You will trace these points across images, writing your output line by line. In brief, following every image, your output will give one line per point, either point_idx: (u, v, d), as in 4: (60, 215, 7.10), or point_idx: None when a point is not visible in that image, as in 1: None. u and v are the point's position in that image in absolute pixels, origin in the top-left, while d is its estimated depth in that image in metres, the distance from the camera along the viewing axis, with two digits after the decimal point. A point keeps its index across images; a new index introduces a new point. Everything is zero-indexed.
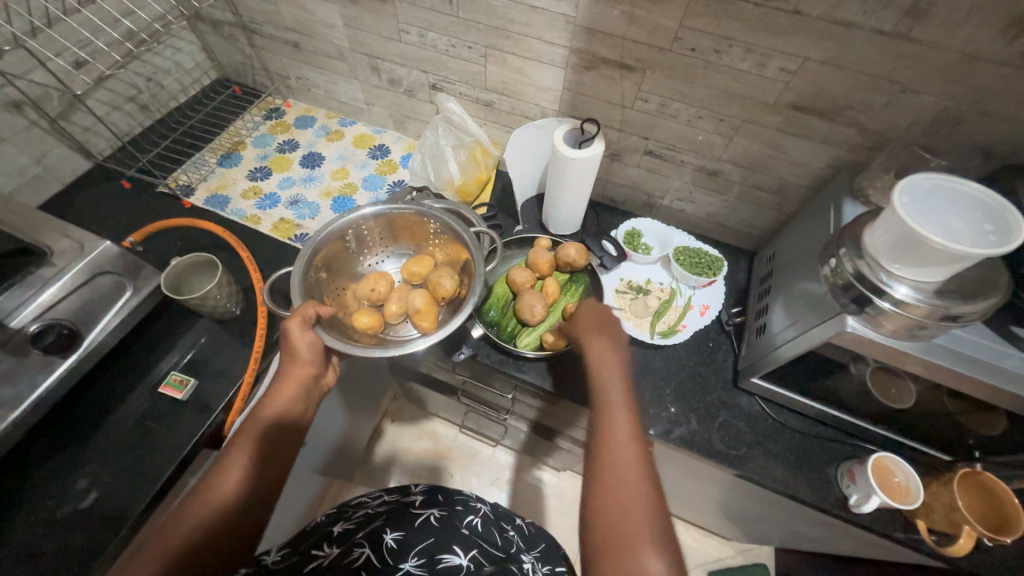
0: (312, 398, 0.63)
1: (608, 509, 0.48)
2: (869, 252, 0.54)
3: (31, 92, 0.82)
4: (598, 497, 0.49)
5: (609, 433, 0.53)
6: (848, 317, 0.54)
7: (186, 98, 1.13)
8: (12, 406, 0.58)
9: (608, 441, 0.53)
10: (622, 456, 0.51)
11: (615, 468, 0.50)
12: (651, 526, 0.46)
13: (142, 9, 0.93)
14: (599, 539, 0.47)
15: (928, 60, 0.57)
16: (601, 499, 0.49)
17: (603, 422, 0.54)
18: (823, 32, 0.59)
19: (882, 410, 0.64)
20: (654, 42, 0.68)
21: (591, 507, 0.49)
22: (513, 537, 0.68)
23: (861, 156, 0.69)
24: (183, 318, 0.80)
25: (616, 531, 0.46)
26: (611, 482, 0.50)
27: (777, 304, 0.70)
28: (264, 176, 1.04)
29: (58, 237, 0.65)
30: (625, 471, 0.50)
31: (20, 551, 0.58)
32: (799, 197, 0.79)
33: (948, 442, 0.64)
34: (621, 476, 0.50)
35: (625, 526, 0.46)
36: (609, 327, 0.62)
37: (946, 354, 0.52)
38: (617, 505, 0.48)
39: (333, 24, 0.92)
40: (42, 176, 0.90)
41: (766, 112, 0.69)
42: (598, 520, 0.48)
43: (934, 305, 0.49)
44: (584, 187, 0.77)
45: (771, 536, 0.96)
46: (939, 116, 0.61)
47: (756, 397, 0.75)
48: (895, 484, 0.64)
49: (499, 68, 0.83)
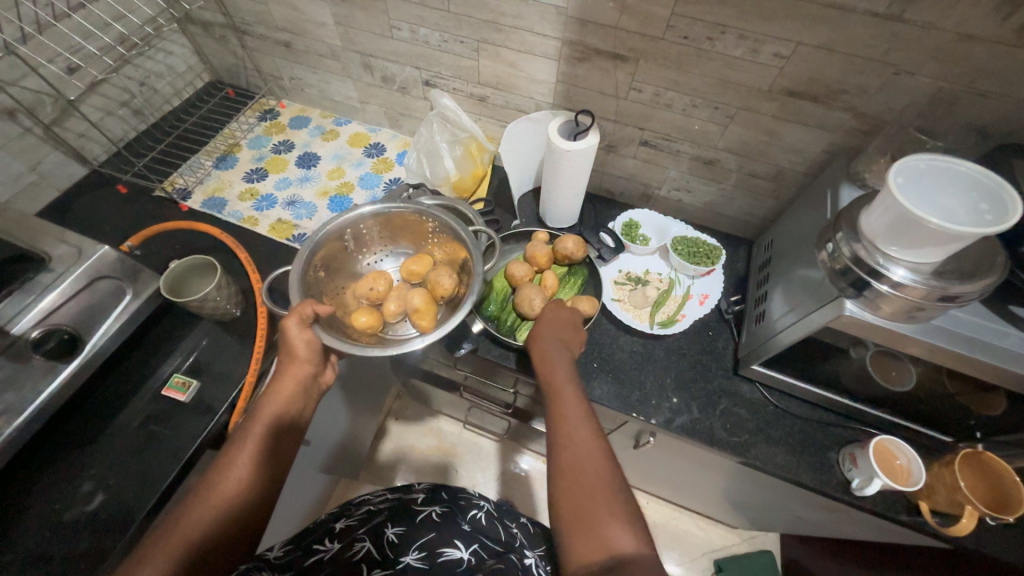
0: (310, 396, 0.64)
1: (572, 488, 0.48)
2: (866, 234, 0.54)
3: (24, 99, 0.82)
4: (562, 477, 0.50)
5: (564, 414, 0.54)
6: (845, 300, 0.54)
7: (180, 102, 1.13)
8: (16, 412, 0.58)
9: (564, 421, 0.53)
10: (581, 436, 0.52)
11: (575, 447, 0.51)
12: (615, 498, 0.47)
13: (132, 12, 0.93)
14: (568, 518, 0.47)
15: (921, 42, 0.56)
16: (564, 479, 0.49)
17: (560, 402, 0.55)
18: (816, 16, 0.58)
19: (882, 393, 0.64)
20: (646, 31, 0.68)
21: (556, 487, 0.50)
22: (516, 535, 0.69)
23: (857, 140, 0.69)
24: (183, 321, 0.80)
25: (583, 508, 0.47)
26: (572, 462, 0.50)
27: (776, 291, 0.70)
28: (260, 177, 1.04)
29: (56, 243, 0.66)
30: (585, 449, 0.51)
31: (30, 555, 0.59)
32: (796, 184, 0.79)
33: (949, 423, 0.64)
34: (581, 455, 0.50)
35: (589, 502, 0.47)
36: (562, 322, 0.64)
37: (945, 335, 0.52)
38: (580, 483, 0.48)
39: (324, 23, 0.92)
40: (38, 183, 0.90)
41: (761, 98, 0.69)
42: (564, 500, 0.48)
43: (931, 287, 0.49)
44: (581, 180, 0.77)
45: (776, 522, 0.96)
46: (934, 97, 0.61)
47: (757, 385, 0.75)
48: (898, 466, 0.64)
49: (492, 62, 0.83)
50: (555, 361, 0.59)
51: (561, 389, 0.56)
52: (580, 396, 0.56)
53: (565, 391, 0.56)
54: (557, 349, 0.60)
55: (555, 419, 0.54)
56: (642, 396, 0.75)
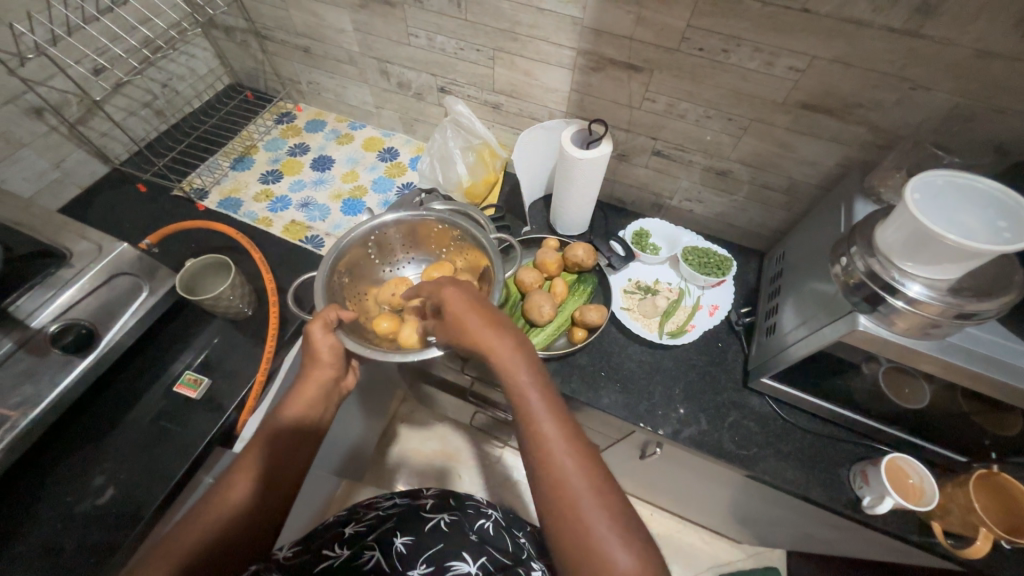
0: (331, 400, 0.64)
1: (562, 519, 0.44)
2: (881, 249, 0.53)
3: (51, 98, 0.84)
4: (551, 510, 0.45)
5: (541, 437, 0.48)
6: (859, 315, 0.54)
7: (200, 104, 1.15)
8: (32, 403, 0.59)
9: (543, 446, 0.47)
10: (563, 459, 0.46)
11: (557, 474, 0.46)
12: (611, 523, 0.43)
13: (157, 17, 0.96)
14: (564, 554, 0.44)
15: (939, 57, 0.56)
16: (553, 510, 0.45)
17: (532, 424, 0.49)
18: (832, 30, 0.58)
19: (895, 410, 0.64)
20: (661, 43, 0.68)
21: (547, 520, 0.45)
22: (523, 545, 0.68)
23: (872, 155, 0.69)
24: (196, 318, 0.81)
25: (576, 541, 0.43)
26: (557, 492, 0.45)
27: (787, 303, 0.70)
28: (275, 179, 1.05)
29: (77, 239, 0.67)
30: (568, 474, 0.45)
31: (41, 544, 0.60)
32: (809, 196, 0.78)
33: (964, 443, 0.63)
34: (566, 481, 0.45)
35: (584, 533, 0.43)
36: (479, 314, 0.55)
37: (959, 352, 0.51)
38: (571, 515, 0.44)
39: (343, 29, 0.93)
40: (61, 180, 0.92)
41: (775, 111, 0.69)
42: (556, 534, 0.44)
43: (947, 304, 0.48)
44: (592, 188, 0.77)
45: (783, 539, 0.94)
46: (951, 113, 0.61)
47: (766, 397, 0.74)
48: (910, 485, 0.63)
49: (507, 70, 0.84)
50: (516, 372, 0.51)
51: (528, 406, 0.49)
52: (553, 411, 0.49)
53: (535, 408, 0.49)
54: (513, 356, 0.52)
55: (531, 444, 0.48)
56: (649, 406, 0.74)
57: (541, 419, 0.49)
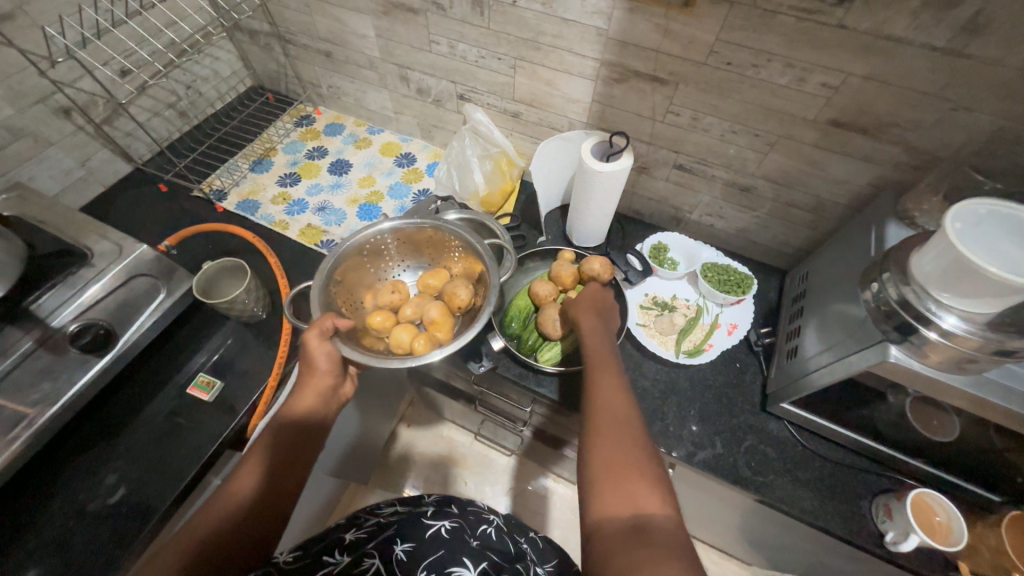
0: (331, 408, 0.62)
1: (608, 448, 0.49)
2: (915, 277, 0.51)
3: (79, 99, 0.86)
4: (597, 438, 0.50)
5: (598, 384, 0.55)
6: (890, 345, 0.51)
7: (222, 105, 1.17)
8: (50, 402, 0.59)
9: (604, 396, 0.54)
10: (617, 403, 0.53)
11: (613, 414, 0.52)
12: (647, 468, 0.47)
13: (184, 20, 0.97)
14: (598, 481, 0.47)
15: (982, 78, 0.54)
16: (600, 440, 0.49)
17: (603, 378, 0.56)
18: (868, 47, 0.56)
19: (921, 443, 0.61)
20: (688, 56, 0.66)
21: (589, 447, 0.50)
22: (526, 550, 0.67)
23: (906, 175, 0.66)
24: (212, 319, 0.82)
25: (615, 465, 0.47)
26: (605, 425, 0.51)
27: (810, 327, 0.68)
28: (293, 182, 1.06)
29: (98, 239, 0.68)
30: (619, 412, 0.52)
31: (52, 542, 0.60)
32: (836, 216, 0.76)
33: (995, 480, 0.60)
34: (616, 417, 0.51)
35: (623, 473, 0.46)
36: (602, 309, 0.67)
37: (998, 390, 0.49)
38: (619, 456, 0.48)
39: (365, 35, 0.93)
40: (85, 178, 0.94)
41: (804, 127, 0.67)
42: (594, 459, 0.48)
43: (986, 339, 0.46)
44: (612, 200, 0.76)
45: (796, 566, 0.91)
46: (994, 136, 0.58)
47: (786, 423, 0.72)
48: (937, 523, 0.60)
49: (528, 79, 0.83)
50: (597, 339, 0.62)
51: (604, 361, 0.58)
52: (623, 375, 0.57)
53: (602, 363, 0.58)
54: (602, 332, 0.63)
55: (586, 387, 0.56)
56: (663, 426, 0.72)
57: (611, 377, 0.56)
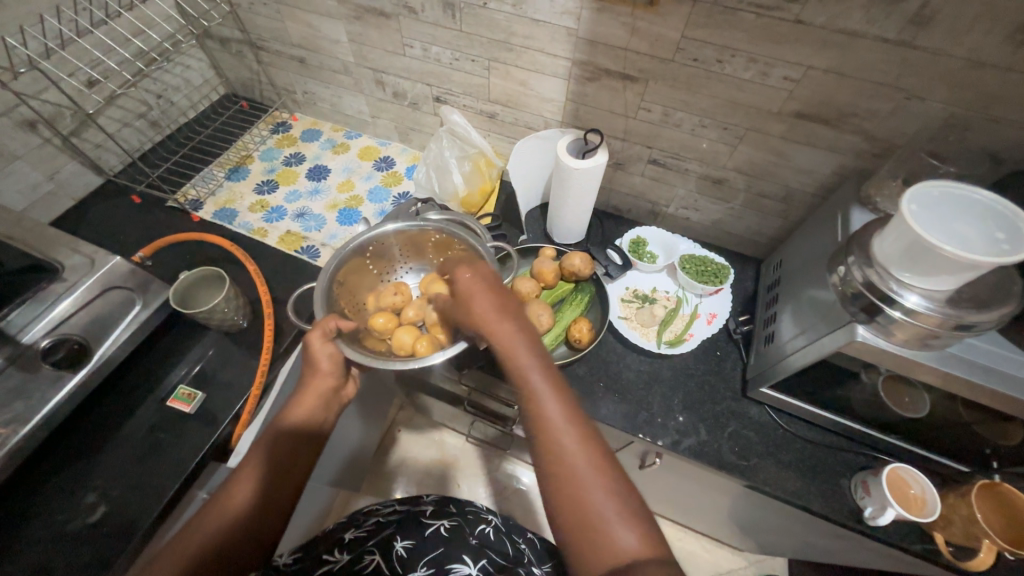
0: (330, 411, 0.63)
1: (571, 506, 0.44)
2: (877, 258, 0.53)
3: (44, 111, 0.84)
4: (557, 498, 0.45)
5: (546, 424, 0.48)
6: (857, 325, 0.53)
7: (195, 114, 1.15)
8: (22, 421, 0.58)
9: (551, 443, 0.47)
10: (566, 448, 0.46)
11: (565, 465, 0.46)
12: (617, 517, 0.43)
13: (151, 29, 0.96)
14: (571, 543, 0.44)
15: (933, 68, 0.56)
16: (560, 500, 0.45)
17: (541, 419, 0.48)
18: (825, 40, 0.59)
19: (894, 419, 0.63)
20: (656, 53, 0.68)
21: (552, 506, 0.46)
22: (525, 550, 0.67)
23: (868, 163, 0.68)
24: (191, 330, 0.80)
25: (584, 528, 0.43)
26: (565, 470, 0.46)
27: (785, 312, 0.70)
28: (271, 189, 1.05)
29: (69, 252, 0.67)
30: (572, 458, 0.46)
31: (32, 565, 0.59)
32: (806, 205, 0.78)
33: (963, 452, 0.63)
34: (568, 466, 0.45)
35: (594, 530, 0.43)
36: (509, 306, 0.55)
37: (960, 363, 0.51)
38: (584, 512, 0.44)
39: (338, 40, 0.93)
40: (54, 193, 0.92)
41: (770, 120, 0.69)
42: (562, 519, 0.44)
43: (946, 315, 0.48)
44: (589, 197, 0.77)
45: (785, 548, 0.94)
46: (947, 122, 0.61)
47: (766, 407, 0.74)
48: (912, 496, 0.62)
49: (503, 80, 0.84)
50: (527, 357, 0.51)
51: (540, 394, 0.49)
52: (565, 402, 0.49)
53: (539, 397, 0.49)
54: (524, 345, 0.52)
55: (534, 422, 0.49)
56: (648, 416, 0.74)
57: (552, 414, 0.48)
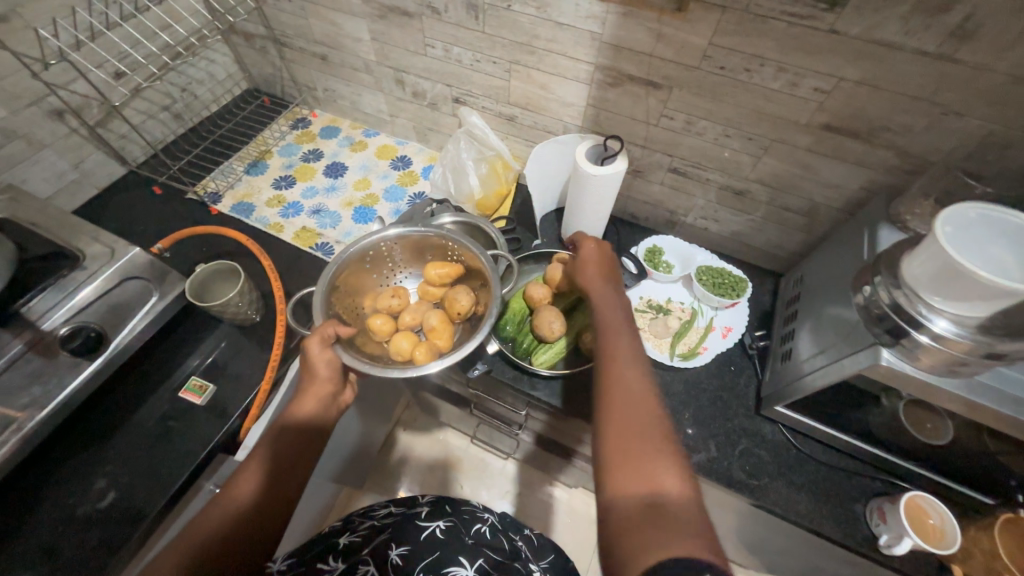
0: (330, 415, 0.61)
1: (618, 421, 0.47)
2: (906, 280, 0.51)
3: (72, 101, 0.86)
4: (608, 414, 0.48)
5: (614, 351, 0.53)
6: (882, 348, 0.51)
7: (218, 108, 1.17)
8: (38, 406, 0.59)
9: (613, 364, 0.52)
10: (628, 373, 0.51)
11: (624, 387, 0.49)
12: (662, 445, 0.44)
13: (178, 23, 0.97)
14: (610, 454, 0.45)
15: (972, 83, 0.54)
16: (611, 413, 0.48)
17: (609, 348, 0.54)
18: (858, 52, 0.57)
19: (914, 445, 0.61)
20: (682, 60, 0.67)
21: (601, 423, 0.48)
22: (521, 547, 0.67)
23: (898, 179, 0.66)
24: (205, 322, 0.81)
25: (626, 442, 0.45)
26: (620, 396, 0.49)
27: (804, 330, 0.68)
28: (288, 185, 1.05)
29: (90, 241, 0.68)
30: (630, 381, 0.50)
31: (41, 547, 0.59)
32: (831, 219, 0.76)
33: (987, 483, 0.60)
34: (626, 386, 0.49)
35: (636, 446, 0.44)
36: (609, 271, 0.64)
37: (989, 392, 0.49)
38: (630, 427, 0.46)
39: (360, 39, 0.94)
40: (78, 181, 0.94)
41: (797, 131, 0.67)
42: (608, 432, 0.47)
43: (975, 342, 0.47)
44: (606, 204, 0.76)
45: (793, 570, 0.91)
46: (985, 140, 0.58)
47: (780, 425, 0.72)
48: (930, 526, 0.60)
49: (523, 83, 0.83)
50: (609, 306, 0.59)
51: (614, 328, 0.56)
52: (635, 343, 0.55)
53: (613, 332, 0.55)
54: (610, 298, 0.60)
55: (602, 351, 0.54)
56: None
57: (620, 346, 0.54)
